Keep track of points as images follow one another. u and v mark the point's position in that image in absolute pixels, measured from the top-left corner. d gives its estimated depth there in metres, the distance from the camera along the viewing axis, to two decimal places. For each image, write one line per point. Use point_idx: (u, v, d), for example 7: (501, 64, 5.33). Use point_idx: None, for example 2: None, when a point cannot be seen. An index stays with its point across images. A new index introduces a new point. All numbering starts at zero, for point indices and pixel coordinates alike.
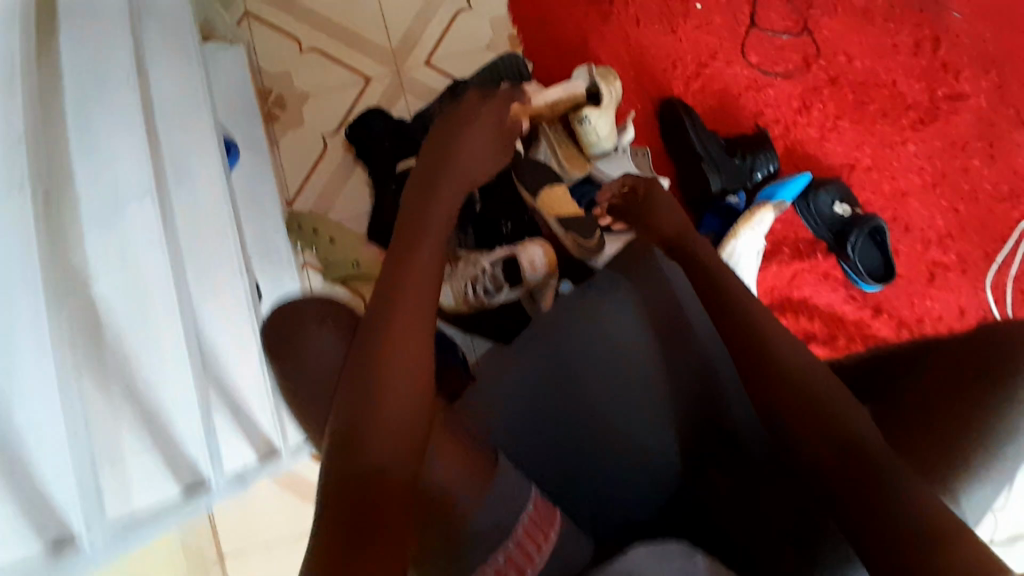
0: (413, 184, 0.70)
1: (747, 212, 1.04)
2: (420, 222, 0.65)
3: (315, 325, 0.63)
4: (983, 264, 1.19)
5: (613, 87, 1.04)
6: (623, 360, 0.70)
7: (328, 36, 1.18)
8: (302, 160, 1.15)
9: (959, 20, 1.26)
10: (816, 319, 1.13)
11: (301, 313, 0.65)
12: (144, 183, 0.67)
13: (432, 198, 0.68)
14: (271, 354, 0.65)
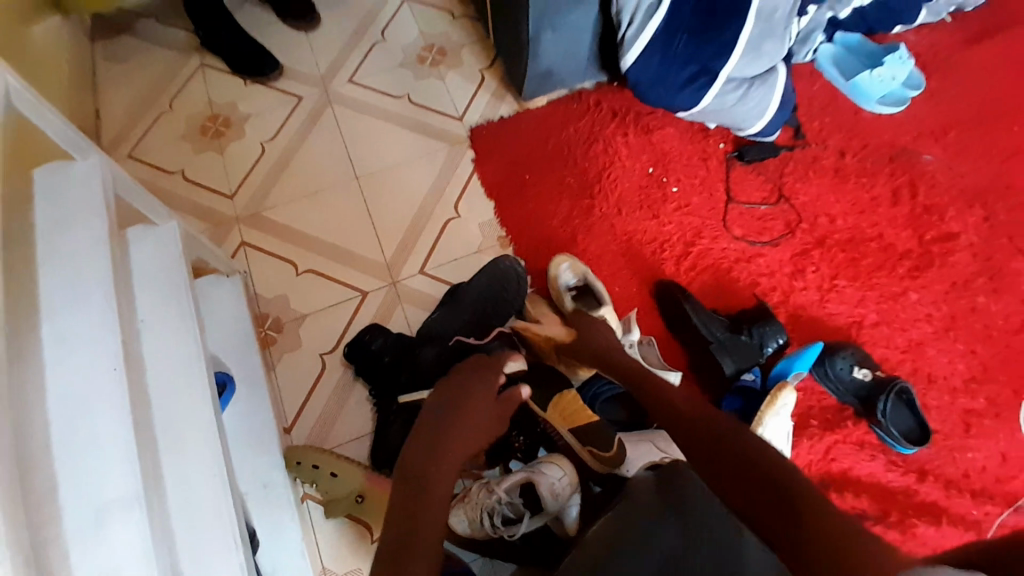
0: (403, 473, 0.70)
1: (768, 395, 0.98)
2: (412, 514, 0.64)
3: None
4: (1017, 404, 1.12)
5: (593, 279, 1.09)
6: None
7: (321, 256, 1.20)
8: (300, 385, 1.11)
9: (930, 161, 1.28)
10: (864, 495, 1.03)
11: None
12: (130, 488, 0.61)
13: (424, 487, 0.67)
14: None
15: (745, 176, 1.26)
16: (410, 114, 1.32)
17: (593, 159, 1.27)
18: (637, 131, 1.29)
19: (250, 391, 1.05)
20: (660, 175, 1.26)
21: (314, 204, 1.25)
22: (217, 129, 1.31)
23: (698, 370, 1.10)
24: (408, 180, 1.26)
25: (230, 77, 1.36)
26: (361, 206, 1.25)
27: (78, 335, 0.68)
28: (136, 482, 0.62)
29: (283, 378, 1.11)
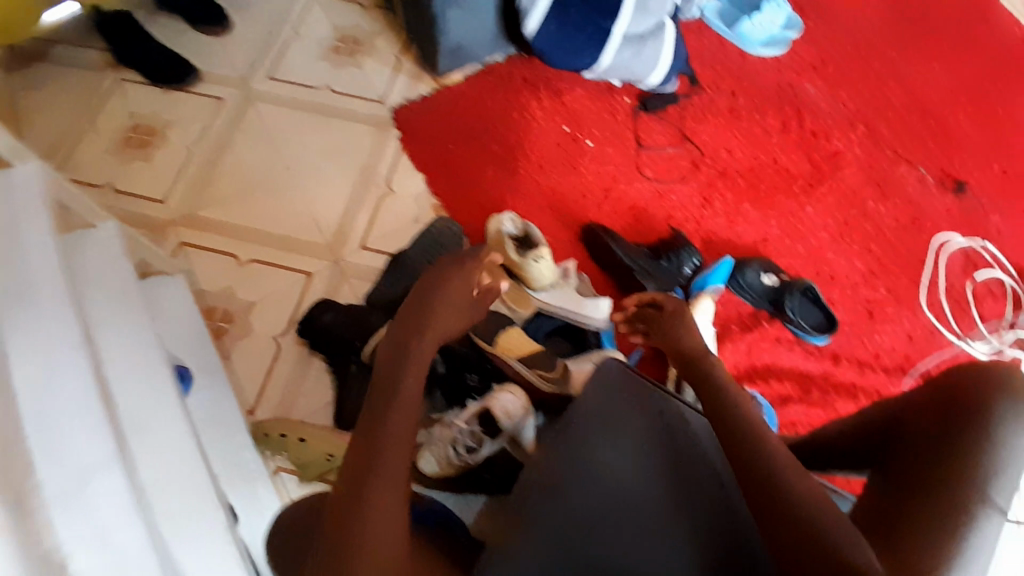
0: (388, 346, 0.76)
1: (689, 306, 1.15)
2: (394, 384, 0.72)
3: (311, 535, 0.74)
4: (912, 289, 1.26)
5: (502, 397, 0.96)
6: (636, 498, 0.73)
7: (263, 246, 1.25)
8: (258, 368, 1.15)
9: (812, 91, 1.44)
10: (786, 380, 1.16)
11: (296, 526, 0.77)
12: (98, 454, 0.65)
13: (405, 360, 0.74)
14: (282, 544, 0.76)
15: (650, 125, 1.38)
16: (329, 102, 1.39)
17: (513, 124, 1.36)
18: (549, 95, 1.39)
19: (210, 380, 1.09)
20: (575, 131, 1.36)
21: (250, 199, 1.30)
22: (142, 137, 1.35)
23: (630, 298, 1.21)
24: (340, 168, 1.32)
25: (151, 90, 1.39)
26: (295, 196, 1.30)
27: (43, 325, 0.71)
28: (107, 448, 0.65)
29: (241, 364, 1.15)
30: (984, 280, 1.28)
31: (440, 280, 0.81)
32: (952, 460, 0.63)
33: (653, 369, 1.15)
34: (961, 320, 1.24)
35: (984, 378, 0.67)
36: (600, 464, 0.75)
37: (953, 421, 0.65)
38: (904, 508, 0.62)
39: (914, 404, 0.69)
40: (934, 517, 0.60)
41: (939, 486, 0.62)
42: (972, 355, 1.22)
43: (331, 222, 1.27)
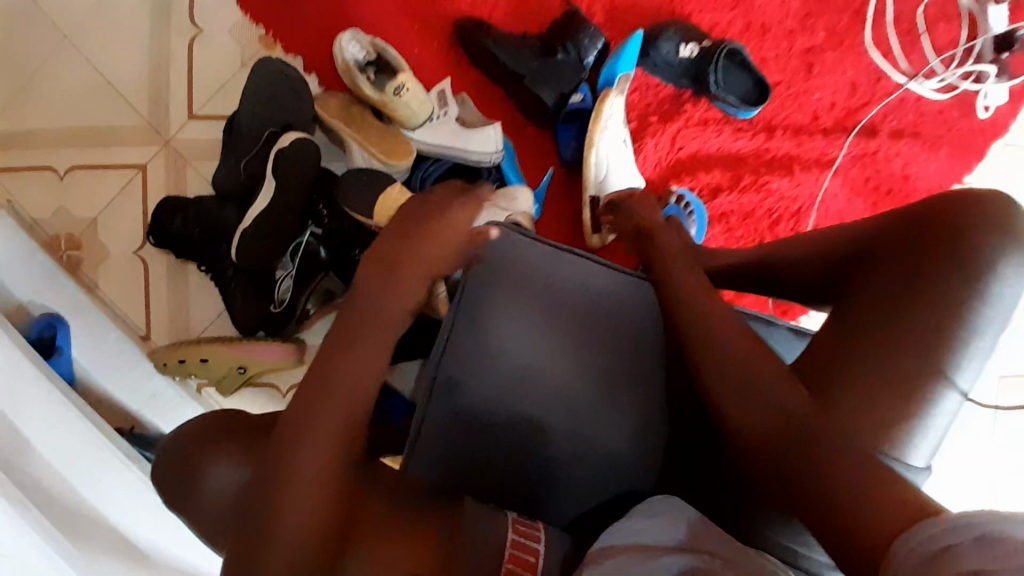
0: (373, 257, 0.60)
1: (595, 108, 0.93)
2: (367, 315, 0.58)
3: (216, 457, 0.57)
4: (857, 23, 1.05)
5: None
6: (546, 365, 0.69)
7: (72, 145, 1.00)
8: (132, 293, 1.01)
9: None
10: (715, 168, 1.02)
11: (198, 439, 0.59)
12: None
13: (393, 281, 0.59)
14: (171, 468, 0.60)
15: None
16: None
17: None
18: None
19: (81, 320, 0.96)
20: None
21: (30, 84, 1.00)
22: None
23: (526, 111, 1.01)
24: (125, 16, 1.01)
25: None
26: (87, 67, 1.00)
27: None
28: None
29: (112, 293, 1.01)
30: None
31: (431, 226, 0.61)
32: (936, 313, 0.58)
33: (566, 193, 1.02)
34: (910, 54, 1.05)
35: (983, 212, 0.60)
36: (509, 334, 0.69)
37: (937, 263, 0.59)
38: (868, 350, 0.59)
39: (902, 239, 0.62)
40: (897, 362, 0.58)
41: (915, 333, 0.58)
42: (919, 95, 1.05)
43: (143, 97, 1.01)
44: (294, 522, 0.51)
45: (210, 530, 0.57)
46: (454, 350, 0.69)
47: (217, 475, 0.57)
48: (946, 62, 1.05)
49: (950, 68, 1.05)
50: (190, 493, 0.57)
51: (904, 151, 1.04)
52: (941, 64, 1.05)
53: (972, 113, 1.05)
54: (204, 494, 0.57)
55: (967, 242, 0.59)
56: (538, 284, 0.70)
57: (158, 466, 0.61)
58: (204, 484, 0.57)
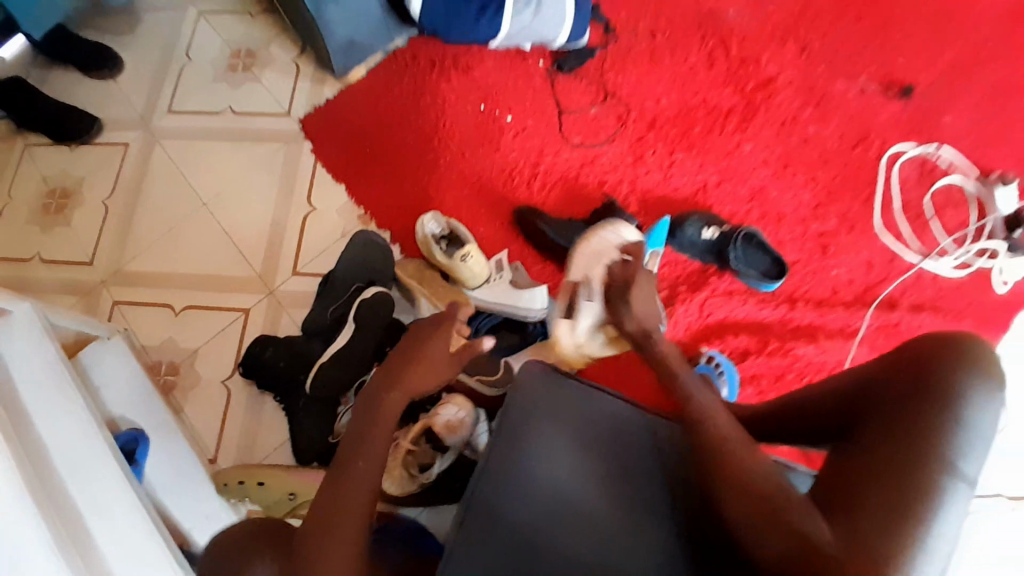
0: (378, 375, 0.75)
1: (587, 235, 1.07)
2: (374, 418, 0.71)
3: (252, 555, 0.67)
4: (865, 212, 1.21)
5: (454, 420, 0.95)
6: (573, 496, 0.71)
7: (194, 290, 1.23)
8: (212, 416, 1.14)
9: (736, 14, 1.35)
10: (743, 333, 1.12)
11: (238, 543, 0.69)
12: None
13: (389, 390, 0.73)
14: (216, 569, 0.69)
15: (568, 85, 1.33)
16: (236, 126, 1.36)
17: (427, 113, 1.33)
18: (458, 74, 1.35)
19: (165, 438, 1.08)
20: (492, 110, 1.32)
21: (173, 241, 1.28)
22: (58, 202, 1.31)
23: None
24: (257, 196, 1.30)
25: (57, 148, 1.35)
26: (220, 233, 1.27)
27: None
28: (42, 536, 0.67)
29: (194, 415, 1.15)
30: (943, 187, 1.22)
31: (416, 351, 0.75)
32: (927, 445, 0.59)
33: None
34: (921, 237, 1.20)
35: (945, 348, 0.63)
36: (541, 458, 0.72)
37: (918, 403, 0.62)
38: (872, 485, 0.59)
39: (888, 384, 0.65)
40: (900, 496, 0.58)
41: (910, 468, 0.59)
42: (935, 272, 1.17)
43: (258, 257, 1.25)
44: None
45: None
46: (482, 486, 0.70)
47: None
48: (956, 241, 1.19)
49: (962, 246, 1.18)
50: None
51: (927, 323, 1.13)
52: (952, 244, 1.19)
53: (990, 287, 1.16)
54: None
55: (941, 376, 0.62)
56: (566, 411, 0.75)
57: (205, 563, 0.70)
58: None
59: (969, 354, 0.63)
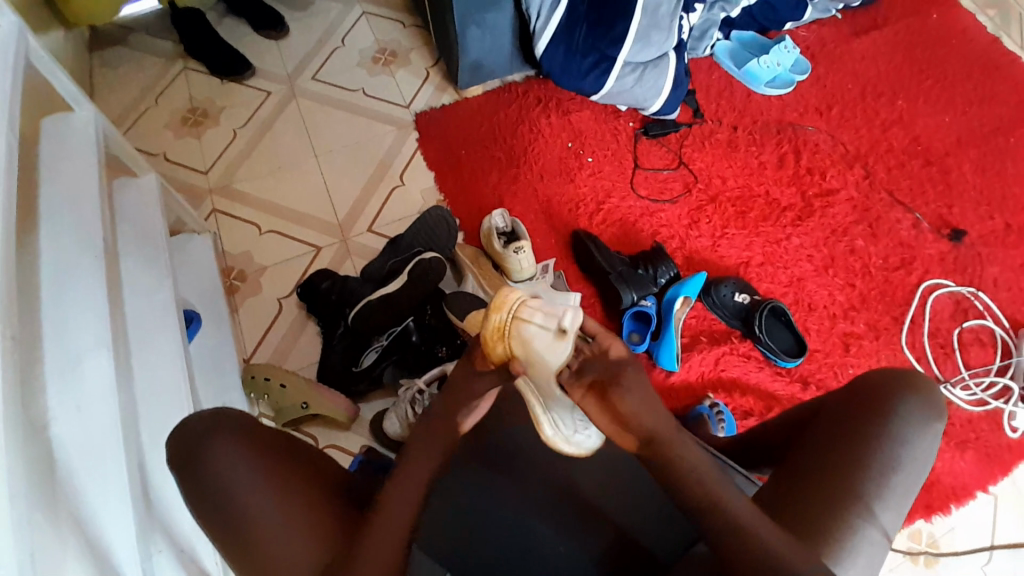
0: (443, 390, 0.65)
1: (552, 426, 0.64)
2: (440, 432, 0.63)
3: (216, 453, 0.66)
4: (894, 328, 1.29)
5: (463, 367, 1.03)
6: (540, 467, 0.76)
7: (279, 219, 1.40)
8: (258, 324, 1.28)
9: (814, 132, 1.51)
10: (749, 395, 1.20)
11: (202, 434, 0.68)
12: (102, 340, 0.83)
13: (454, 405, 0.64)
14: (179, 451, 0.68)
15: (649, 148, 1.49)
16: (360, 103, 1.57)
17: (520, 136, 1.50)
18: (557, 114, 1.52)
19: (215, 325, 1.21)
20: (578, 149, 1.48)
21: (278, 177, 1.46)
22: (196, 119, 1.55)
23: (608, 300, 1.28)
24: (358, 162, 1.48)
25: (210, 78, 1.61)
26: (318, 180, 1.46)
27: (73, 245, 0.89)
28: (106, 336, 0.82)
29: (244, 318, 1.28)
30: (977, 326, 1.28)
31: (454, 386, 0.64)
32: (862, 463, 0.61)
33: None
34: (943, 365, 1.25)
35: (902, 381, 0.65)
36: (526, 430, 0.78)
37: (861, 427, 0.63)
38: (801, 496, 0.61)
39: (841, 402, 0.65)
40: (825, 509, 0.59)
41: (841, 489, 0.60)
42: (951, 401, 1.21)
43: (343, 209, 1.41)
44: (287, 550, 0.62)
45: (204, 514, 0.65)
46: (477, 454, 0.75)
47: (257, 505, 0.64)
48: (976, 376, 1.24)
49: (981, 386, 1.23)
50: (193, 476, 0.66)
51: None
52: (972, 379, 1.24)
53: (1001, 430, 1.18)
54: (247, 523, 0.63)
55: (887, 404, 0.63)
56: None
57: (174, 434, 0.70)
58: (206, 469, 0.66)
59: (917, 390, 0.65)
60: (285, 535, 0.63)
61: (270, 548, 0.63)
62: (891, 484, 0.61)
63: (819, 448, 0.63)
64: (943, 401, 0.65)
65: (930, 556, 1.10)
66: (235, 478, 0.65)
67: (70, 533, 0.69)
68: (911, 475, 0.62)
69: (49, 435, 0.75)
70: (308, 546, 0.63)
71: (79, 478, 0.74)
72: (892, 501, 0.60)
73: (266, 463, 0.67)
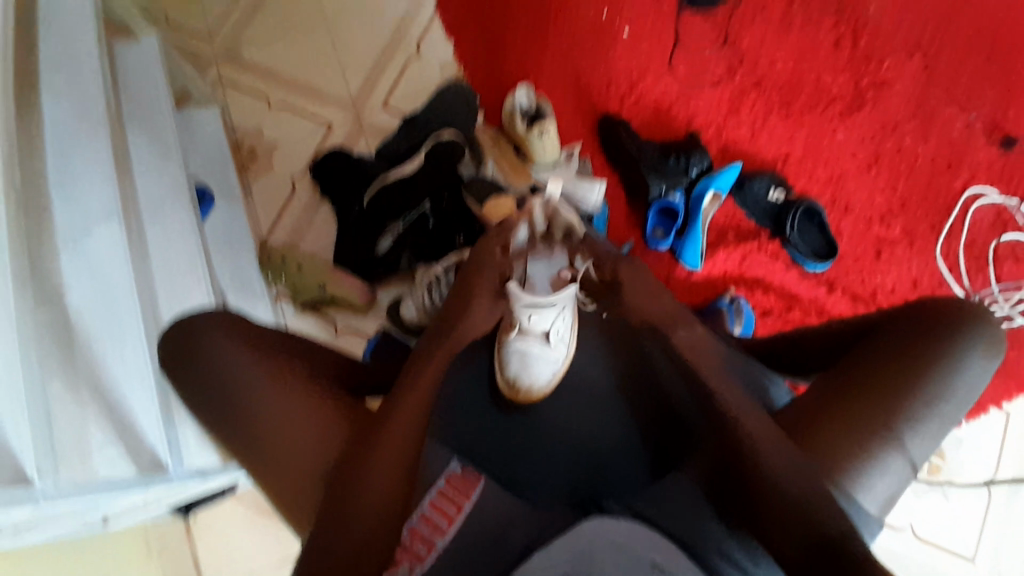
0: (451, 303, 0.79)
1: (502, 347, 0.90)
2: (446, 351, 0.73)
3: (209, 339, 0.69)
4: (931, 235, 1.23)
5: None
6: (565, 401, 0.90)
7: (290, 91, 1.32)
8: (273, 203, 1.25)
9: (880, 11, 1.34)
10: (771, 293, 1.17)
11: (198, 329, 0.70)
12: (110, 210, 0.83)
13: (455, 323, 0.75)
14: (175, 343, 0.70)
15: (693, 23, 1.34)
16: None
17: None
18: None
19: (228, 202, 1.18)
20: (613, 19, 1.33)
21: (286, 44, 1.35)
22: None
23: (634, 192, 1.22)
24: (372, 28, 1.35)
25: None
26: (329, 49, 1.35)
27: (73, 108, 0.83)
28: None
29: (258, 196, 1.25)
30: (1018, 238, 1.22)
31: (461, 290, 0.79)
32: (911, 387, 0.60)
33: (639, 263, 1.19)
34: (973, 277, 1.21)
35: (967, 317, 0.63)
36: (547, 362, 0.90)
37: (915, 352, 0.62)
38: (843, 406, 0.61)
39: (901, 325, 0.64)
40: (860, 427, 0.59)
41: (883, 409, 0.60)
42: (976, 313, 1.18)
43: (357, 82, 1.32)
44: (289, 441, 0.63)
45: (201, 401, 0.66)
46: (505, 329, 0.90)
47: (252, 394, 0.65)
48: (1007, 290, 1.20)
49: (1010, 300, 1.19)
50: (190, 366, 0.68)
51: None
52: (1002, 292, 1.20)
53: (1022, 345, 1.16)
54: (243, 411, 0.64)
55: (950, 334, 0.62)
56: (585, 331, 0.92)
57: (172, 330, 0.71)
58: (202, 355, 0.68)
59: (981, 325, 0.63)
60: (285, 423, 0.64)
61: (273, 435, 0.63)
62: (939, 414, 0.60)
63: (869, 367, 0.62)
64: (1003, 338, 0.64)
65: (934, 465, 1.13)
66: (228, 364, 0.67)
67: (90, 403, 0.71)
68: (957, 407, 0.61)
69: (66, 304, 0.73)
70: (311, 437, 0.63)
71: (97, 348, 0.74)
72: (930, 432, 0.60)
73: (260, 357, 0.68)
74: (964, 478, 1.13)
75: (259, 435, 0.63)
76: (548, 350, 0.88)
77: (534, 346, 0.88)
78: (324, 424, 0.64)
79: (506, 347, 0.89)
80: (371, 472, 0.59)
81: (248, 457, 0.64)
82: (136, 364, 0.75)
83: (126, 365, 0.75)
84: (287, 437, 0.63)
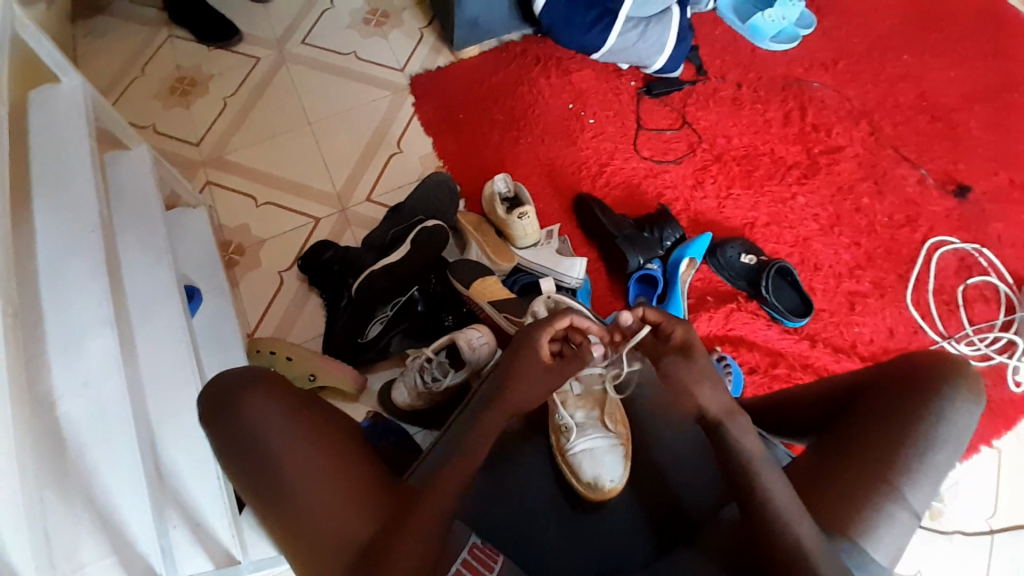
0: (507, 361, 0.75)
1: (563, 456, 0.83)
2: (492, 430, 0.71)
3: (251, 400, 0.65)
4: (900, 285, 1.28)
5: (470, 331, 1.01)
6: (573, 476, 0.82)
7: (277, 189, 1.37)
8: (261, 296, 1.27)
9: (820, 88, 1.47)
10: (756, 351, 1.20)
11: (239, 387, 0.67)
12: None
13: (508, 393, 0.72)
14: (218, 397, 0.67)
15: (652, 107, 1.46)
16: (354, 67, 1.51)
17: (520, 98, 1.46)
18: (557, 73, 1.48)
19: (216, 298, 1.19)
20: (579, 109, 1.45)
21: (273, 146, 1.43)
22: (183, 87, 1.50)
23: (614, 263, 1.26)
24: (355, 128, 1.44)
25: (196, 44, 1.55)
26: (314, 149, 1.42)
27: (70, 218, 0.85)
28: (106, 312, 0.79)
29: (245, 291, 1.27)
30: (981, 283, 1.28)
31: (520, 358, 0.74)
32: (898, 448, 0.62)
33: None
34: (947, 322, 1.25)
35: (945, 369, 0.65)
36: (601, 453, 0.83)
37: (898, 412, 0.63)
38: (840, 473, 0.62)
39: (882, 385, 0.66)
40: (855, 491, 0.61)
41: (869, 475, 0.61)
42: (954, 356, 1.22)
43: (341, 177, 1.38)
44: (325, 520, 0.62)
45: (238, 468, 0.65)
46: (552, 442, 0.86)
47: (293, 464, 0.63)
48: (979, 332, 1.24)
49: (984, 342, 1.23)
50: (232, 426, 0.65)
51: None
52: (976, 335, 1.24)
53: (1004, 384, 1.19)
54: (282, 480, 0.63)
55: (932, 389, 0.63)
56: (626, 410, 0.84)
57: (213, 382, 0.68)
58: (242, 418, 0.65)
59: (961, 375, 0.65)
60: (322, 500, 0.62)
61: (310, 511, 0.62)
62: (928, 470, 0.61)
63: (858, 429, 0.64)
64: (983, 386, 0.65)
65: (936, 509, 1.12)
66: (270, 428, 0.64)
67: (81, 513, 0.70)
68: (946, 461, 0.63)
69: (58, 412, 0.73)
70: (345, 520, 0.62)
71: (88, 455, 0.72)
72: (923, 488, 0.61)
73: (305, 422, 0.66)
74: (971, 524, 1.12)
75: (294, 509, 0.63)
76: (611, 435, 0.84)
77: (599, 440, 0.83)
78: (364, 502, 0.63)
79: (568, 454, 0.83)
80: (410, 536, 0.61)
81: (284, 526, 0.63)
82: (130, 469, 0.74)
83: (119, 471, 0.73)
84: (320, 515, 0.62)
